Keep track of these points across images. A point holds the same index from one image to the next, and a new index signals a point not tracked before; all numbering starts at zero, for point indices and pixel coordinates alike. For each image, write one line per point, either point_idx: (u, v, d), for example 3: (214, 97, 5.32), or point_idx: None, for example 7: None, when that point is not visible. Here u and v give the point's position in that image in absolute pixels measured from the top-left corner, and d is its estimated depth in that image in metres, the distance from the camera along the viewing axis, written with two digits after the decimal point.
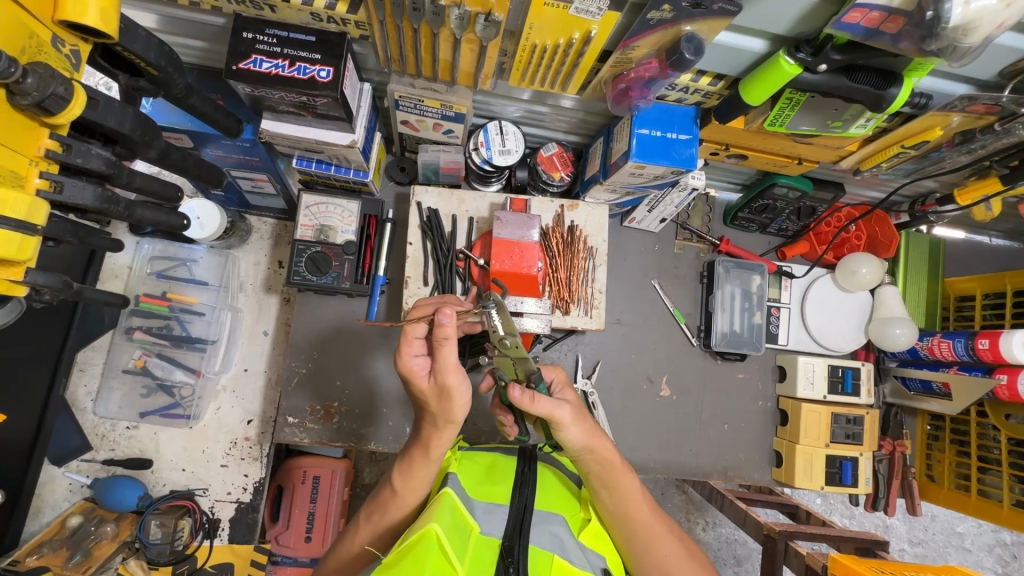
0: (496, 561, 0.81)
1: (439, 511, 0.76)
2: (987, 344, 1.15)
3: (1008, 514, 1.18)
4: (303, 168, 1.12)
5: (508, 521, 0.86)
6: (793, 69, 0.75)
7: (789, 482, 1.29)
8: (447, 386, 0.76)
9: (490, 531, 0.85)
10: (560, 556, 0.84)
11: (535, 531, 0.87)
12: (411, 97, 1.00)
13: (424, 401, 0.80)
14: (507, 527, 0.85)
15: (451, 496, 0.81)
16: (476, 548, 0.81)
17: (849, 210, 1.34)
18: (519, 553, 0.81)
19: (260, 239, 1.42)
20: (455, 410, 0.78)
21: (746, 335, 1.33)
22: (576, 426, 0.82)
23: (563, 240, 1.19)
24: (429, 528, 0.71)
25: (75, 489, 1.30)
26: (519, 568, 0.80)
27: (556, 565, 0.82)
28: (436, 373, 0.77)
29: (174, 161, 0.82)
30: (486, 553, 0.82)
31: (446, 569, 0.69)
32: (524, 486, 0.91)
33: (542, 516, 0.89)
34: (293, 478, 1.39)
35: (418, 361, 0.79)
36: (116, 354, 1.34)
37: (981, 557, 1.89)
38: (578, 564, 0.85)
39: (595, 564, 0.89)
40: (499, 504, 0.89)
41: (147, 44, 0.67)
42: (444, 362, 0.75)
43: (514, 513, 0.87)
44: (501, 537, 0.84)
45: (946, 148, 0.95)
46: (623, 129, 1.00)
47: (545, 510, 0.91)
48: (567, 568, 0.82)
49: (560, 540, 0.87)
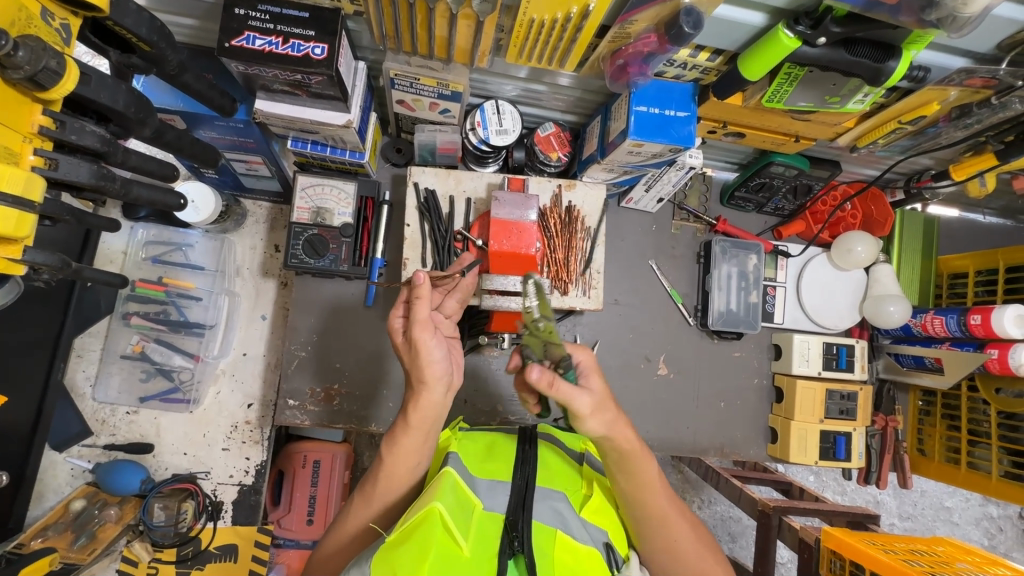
0: (499, 535, 0.82)
1: (442, 487, 0.79)
2: (979, 320, 1.16)
3: (996, 484, 1.21)
4: (298, 150, 1.12)
5: (511, 496, 0.87)
6: (792, 42, 0.75)
7: (785, 457, 1.32)
8: (415, 340, 0.80)
9: (493, 507, 0.86)
10: (562, 532, 0.84)
11: (538, 507, 0.88)
12: (407, 75, 0.99)
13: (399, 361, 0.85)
14: (510, 502, 0.86)
15: (452, 475, 0.83)
16: (480, 522, 0.83)
17: (845, 188, 1.34)
18: (523, 527, 0.82)
19: (256, 223, 1.41)
20: (422, 365, 0.80)
21: (743, 313, 1.35)
22: (595, 416, 0.77)
23: (560, 221, 1.19)
24: (433, 507, 0.75)
25: (77, 474, 1.30)
26: (523, 542, 0.81)
27: (559, 540, 0.83)
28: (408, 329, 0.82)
29: (168, 140, 0.81)
30: (489, 528, 0.83)
31: (450, 546, 0.75)
32: (525, 464, 0.92)
33: (544, 493, 0.90)
34: (293, 462, 1.41)
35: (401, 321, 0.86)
36: (114, 339, 1.33)
37: (968, 530, 1.94)
38: (581, 541, 0.85)
39: (597, 538, 0.89)
40: (501, 480, 0.90)
41: (138, 18, 0.65)
42: (414, 314, 0.80)
43: (516, 489, 0.88)
44: (504, 513, 0.85)
45: (943, 123, 0.96)
46: (621, 107, 1.00)
47: (546, 487, 0.91)
48: (570, 543, 0.83)
49: (562, 515, 0.88)
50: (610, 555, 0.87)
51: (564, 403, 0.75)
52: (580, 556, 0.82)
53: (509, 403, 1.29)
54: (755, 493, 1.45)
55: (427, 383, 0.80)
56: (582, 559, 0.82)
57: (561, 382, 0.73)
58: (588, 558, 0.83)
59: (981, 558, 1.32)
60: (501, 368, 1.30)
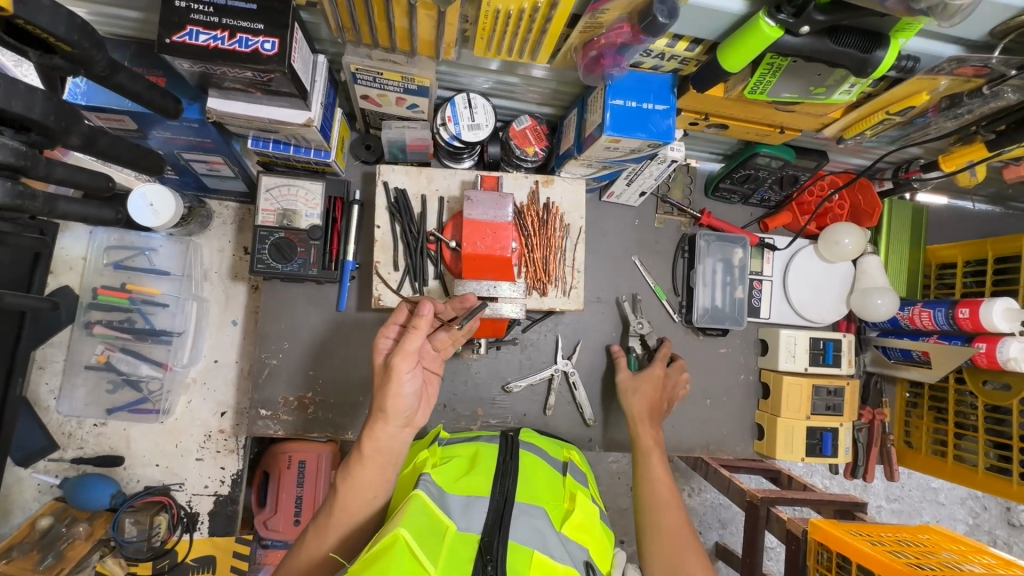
0: (473, 559, 0.80)
1: (409, 513, 0.77)
2: (967, 313, 1.14)
3: (982, 478, 1.20)
4: (260, 149, 1.06)
5: (487, 516, 0.86)
6: (774, 31, 0.70)
7: (771, 454, 1.30)
8: (394, 367, 0.83)
9: (468, 527, 0.84)
10: (540, 552, 0.83)
11: (516, 525, 0.86)
12: (368, 69, 0.93)
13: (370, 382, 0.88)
14: (486, 523, 0.84)
15: (422, 498, 0.81)
16: (451, 544, 0.81)
17: (832, 177, 1.30)
18: (498, 550, 0.80)
19: (223, 224, 1.35)
20: (388, 395, 0.83)
21: (728, 309, 1.31)
22: (629, 389, 1.17)
23: (538, 219, 1.15)
24: (397, 533, 0.72)
25: (44, 490, 1.26)
26: (497, 566, 0.78)
27: (536, 561, 0.81)
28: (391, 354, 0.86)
29: (104, 146, 0.75)
30: (463, 548, 0.81)
31: (417, 568, 0.72)
32: (504, 477, 0.92)
33: (523, 510, 0.88)
34: (278, 464, 1.31)
35: (387, 342, 0.89)
36: (77, 349, 1.28)
37: (954, 510, 1.95)
38: (560, 560, 0.84)
39: (577, 556, 0.87)
40: (478, 497, 0.89)
41: (54, 16, 0.59)
42: (401, 345, 0.82)
43: (494, 507, 0.87)
44: (480, 533, 0.83)
45: (932, 113, 0.92)
46: (597, 100, 0.95)
47: (525, 503, 0.90)
48: (546, 565, 0.81)
49: (542, 535, 0.86)
50: (589, 573, 0.85)
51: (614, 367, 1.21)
52: None
53: (490, 406, 1.26)
54: (743, 485, 1.43)
55: (386, 414, 0.83)
56: None
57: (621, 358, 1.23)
58: None
59: (966, 546, 1.32)
60: (482, 370, 1.26)
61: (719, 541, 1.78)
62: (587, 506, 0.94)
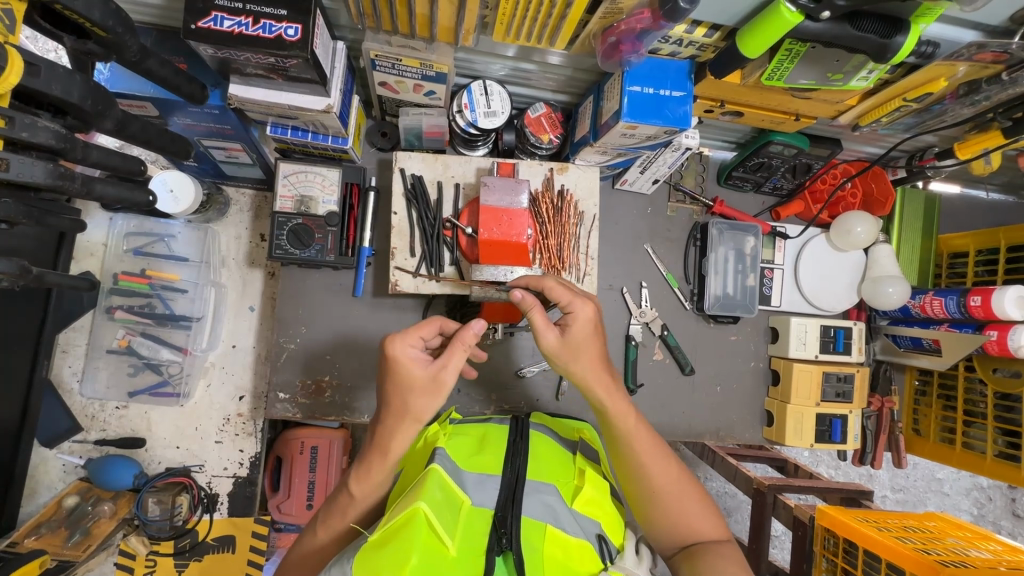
0: (488, 531, 0.83)
1: (427, 486, 0.81)
2: (978, 301, 1.15)
3: (990, 465, 1.21)
4: (279, 136, 1.07)
5: (500, 492, 0.88)
6: (794, 17, 0.70)
7: (780, 440, 1.31)
8: (443, 383, 0.79)
9: (482, 502, 0.87)
10: (553, 526, 0.85)
11: (527, 501, 0.88)
12: (388, 56, 0.94)
13: (406, 390, 0.80)
14: (500, 497, 0.87)
15: (439, 472, 0.84)
16: (467, 519, 0.84)
17: (846, 166, 1.29)
18: (511, 524, 0.83)
19: (240, 211, 1.36)
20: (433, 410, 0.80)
21: (739, 297, 1.32)
22: (568, 357, 0.87)
23: (552, 206, 1.16)
24: (417, 507, 0.76)
25: (69, 470, 1.30)
26: (511, 539, 0.82)
27: (549, 534, 0.84)
28: (436, 365, 0.80)
29: (133, 132, 0.77)
30: (477, 522, 0.84)
31: (434, 545, 0.77)
32: (515, 456, 0.93)
33: (535, 486, 0.90)
34: (291, 449, 1.35)
35: (415, 352, 0.81)
36: (99, 333, 1.30)
37: (958, 501, 1.96)
38: (572, 533, 0.86)
39: (589, 530, 0.90)
40: (490, 475, 0.91)
41: (90, 2, 0.60)
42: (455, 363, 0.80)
43: (506, 484, 0.89)
44: (494, 508, 0.86)
45: (950, 99, 0.92)
46: (614, 87, 0.95)
47: (537, 480, 0.91)
48: (560, 537, 0.84)
49: (553, 510, 0.88)
50: (602, 547, 0.88)
51: (534, 334, 0.87)
52: (569, 549, 0.83)
53: (503, 391, 1.28)
54: (750, 472, 1.44)
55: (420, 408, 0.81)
56: (572, 552, 0.83)
57: (534, 311, 0.86)
58: (579, 550, 0.84)
59: (972, 533, 1.33)
60: (496, 356, 1.28)
61: None
62: (598, 483, 0.94)
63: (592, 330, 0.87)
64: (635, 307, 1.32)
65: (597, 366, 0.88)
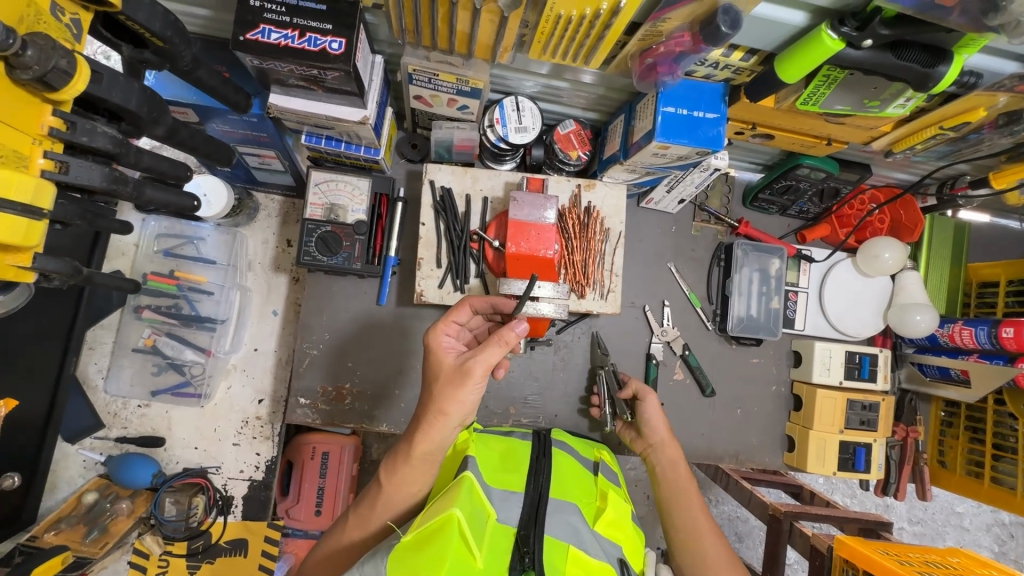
0: (511, 551, 0.84)
1: (458, 492, 0.81)
2: (1011, 333, 1.12)
3: (1019, 501, 1.17)
4: (313, 144, 1.09)
5: (524, 509, 0.88)
6: (836, 44, 0.71)
7: (801, 467, 1.29)
8: (469, 371, 0.81)
9: (506, 519, 0.87)
10: (575, 547, 0.86)
11: (551, 520, 0.89)
12: (425, 70, 0.96)
13: (434, 379, 0.84)
14: (523, 515, 0.87)
15: (470, 480, 0.84)
16: (492, 534, 0.84)
17: (874, 193, 1.30)
18: (534, 543, 0.83)
19: (268, 217, 1.39)
20: (456, 399, 0.81)
21: (763, 319, 1.31)
22: (657, 414, 1.14)
23: (579, 222, 1.16)
24: (452, 513, 0.76)
25: (89, 466, 1.31)
26: (534, 559, 0.82)
27: (571, 555, 0.85)
28: (479, 360, 0.81)
29: (181, 138, 0.79)
30: (502, 540, 0.84)
31: (464, 555, 0.77)
32: (538, 474, 0.93)
33: (557, 506, 0.91)
34: (302, 454, 1.36)
35: (448, 341, 0.88)
36: (126, 332, 1.32)
37: (979, 537, 1.91)
38: (595, 556, 0.88)
39: (610, 553, 0.91)
40: (514, 492, 0.91)
41: (151, 13, 0.63)
42: (486, 355, 0.81)
43: (530, 501, 0.89)
44: (517, 526, 0.86)
45: (988, 130, 0.91)
46: (647, 107, 0.96)
47: (560, 499, 0.92)
48: (582, 559, 0.85)
49: (576, 530, 0.89)
50: (624, 570, 0.90)
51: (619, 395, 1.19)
52: (591, 571, 0.85)
53: (522, 405, 1.27)
54: (767, 498, 1.42)
55: (448, 419, 0.82)
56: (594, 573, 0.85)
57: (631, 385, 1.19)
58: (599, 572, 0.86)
59: (997, 571, 1.30)
60: (515, 370, 1.28)
61: (736, 554, 1.75)
62: (620, 505, 0.96)
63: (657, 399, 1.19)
64: (657, 326, 1.31)
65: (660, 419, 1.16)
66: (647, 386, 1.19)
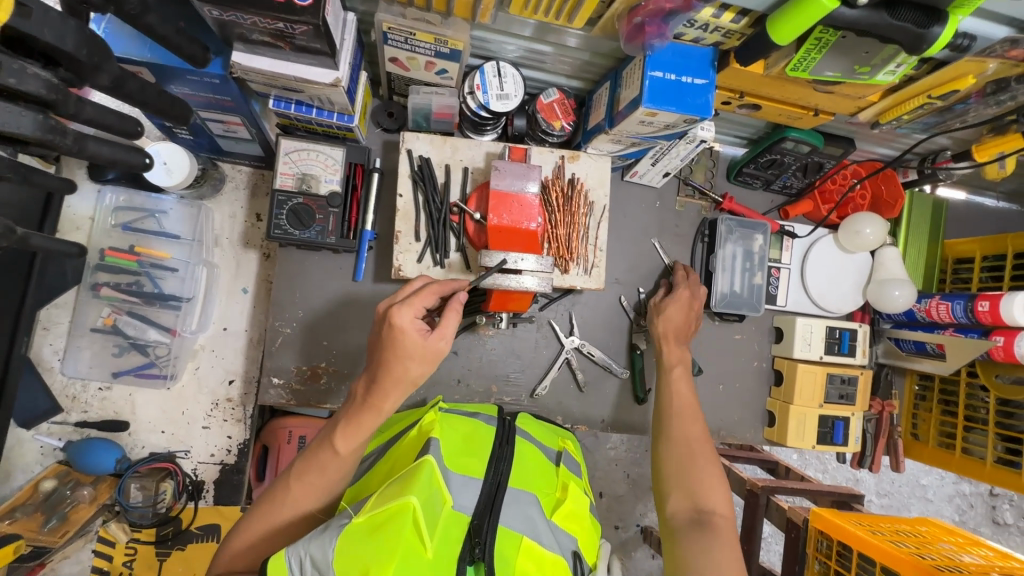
0: (463, 540, 0.78)
1: (417, 478, 0.76)
2: (987, 306, 1.14)
3: (990, 471, 1.20)
4: (282, 110, 1.03)
5: (479, 499, 0.84)
6: (831, 3, 0.68)
7: (782, 441, 1.30)
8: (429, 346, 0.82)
9: (461, 506, 0.82)
10: (529, 538, 0.82)
11: (507, 510, 0.85)
12: (401, 29, 0.90)
13: (398, 353, 0.81)
14: (478, 505, 0.83)
15: (430, 464, 0.79)
16: (446, 521, 0.79)
17: (856, 167, 1.28)
18: (487, 533, 0.79)
19: (236, 188, 1.31)
20: (406, 370, 0.81)
21: (746, 295, 1.29)
22: (658, 310, 1.20)
23: (563, 194, 1.13)
24: (408, 501, 0.72)
25: (47, 452, 1.24)
26: (485, 550, 0.77)
27: (524, 546, 0.81)
28: (433, 336, 0.82)
29: (131, 90, 0.72)
30: (454, 529, 0.79)
31: (413, 544, 0.71)
32: (499, 462, 0.90)
33: (514, 496, 0.88)
34: (277, 438, 1.29)
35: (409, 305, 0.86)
36: (83, 312, 1.25)
37: (941, 507, 1.98)
38: (548, 547, 0.84)
39: (565, 545, 0.88)
40: (474, 479, 0.88)
41: None
42: (442, 326, 0.82)
43: (486, 491, 0.86)
44: (470, 515, 0.82)
45: (976, 98, 0.90)
46: (634, 72, 0.93)
47: (518, 489, 0.90)
48: (535, 550, 0.81)
49: (532, 522, 0.86)
50: (577, 564, 0.86)
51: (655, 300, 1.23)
52: (545, 563, 0.81)
53: (504, 383, 1.25)
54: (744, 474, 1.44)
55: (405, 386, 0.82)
56: (546, 567, 0.80)
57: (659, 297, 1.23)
58: (552, 565, 0.81)
59: (963, 538, 1.33)
60: (498, 347, 1.25)
61: None
62: (580, 498, 0.95)
63: (682, 306, 1.19)
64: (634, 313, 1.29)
65: (688, 324, 1.18)
66: (686, 293, 1.20)
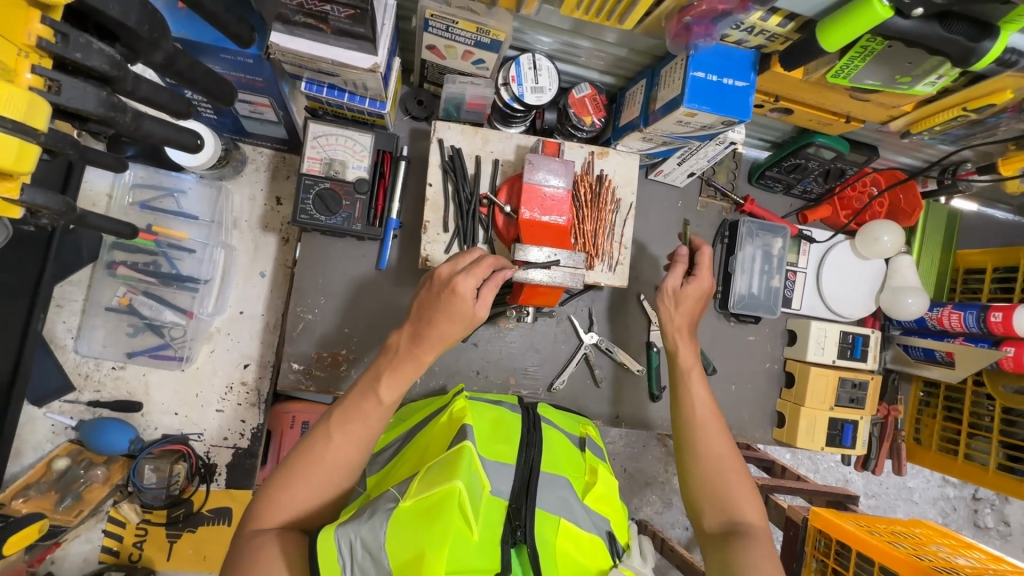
0: (503, 522, 0.81)
1: (460, 464, 0.77)
2: (999, 317, 1.16)
3: (991, 477, 1.23)
4: (313, 94, 1.01)
5: (516, 481, 0.86)
6: (886, 10, 0.68)
7: (791, 441, 1.32)
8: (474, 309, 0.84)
9: (499, 491, 0.85)
10: (567, 520, 0.85)
11: (543, 494, 0.87)
12: (443, 16, 0.89)
13: (446, 313, 0.83)
14: (516, 487, 0.85)
15: (469, 451, 0.80)
16: (486, 506, 0.81)
17: (875, 176, 1.31)
18: (526, 516, 0.82)
19: (256, 170, 1.29)
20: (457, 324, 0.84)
21: (763, 297, 1.32)
22: (674, 302, 1.07)
23: (591, 190, 1.13)
24: (454, 486, 0.72)
25: (59, 431, 1.22)
26: (526, 532, 0.80)
27: (562, 528, 0.83)
28: (478, 303, 0.84)
29: (180, 69, 0.71)
30: (494, 513, 0.81)
31: (462, 529, 0.72)
32: (530, 446, 0.91)
33: (548, 480, 0.90)
34: (281, 423, 1.27)
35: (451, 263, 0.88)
36: (98, 290, 1.23)
37: (926, 509, 2.03)
38: (585, 530, 0.87)
39: (600, 526, 0.91)
40: (507, 464, 0.89)
41: None
42: (487, 296, 0.84)
43: (520, 475, 0.87)
44: (508, 499, 0.84)
45: (1010, 113, 0.91)
46: (674, 71, 0.93)
47: (551, 473, 0.92)
48: (573, 532, 0.84)
49: (568, 503, 0.88)
50: (612, 544, 0.90)
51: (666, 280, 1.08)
52: (582, 542, 0.84)
53: (521, 376, 1.25)
54: None
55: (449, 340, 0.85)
56: (585, 547, 0.84)
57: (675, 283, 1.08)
58: (589, 544, 0.85)
59: (956, 541, 1.37)
60: (517, 341, 1.25)
61: None
62: (609, 480, 0.97)
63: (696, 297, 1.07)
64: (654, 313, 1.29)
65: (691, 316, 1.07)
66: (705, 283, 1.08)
